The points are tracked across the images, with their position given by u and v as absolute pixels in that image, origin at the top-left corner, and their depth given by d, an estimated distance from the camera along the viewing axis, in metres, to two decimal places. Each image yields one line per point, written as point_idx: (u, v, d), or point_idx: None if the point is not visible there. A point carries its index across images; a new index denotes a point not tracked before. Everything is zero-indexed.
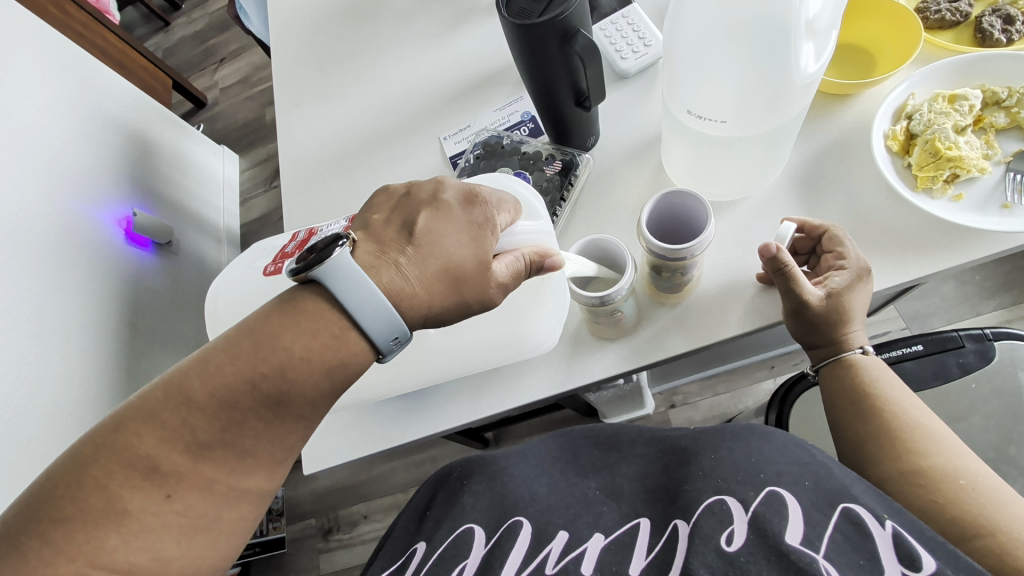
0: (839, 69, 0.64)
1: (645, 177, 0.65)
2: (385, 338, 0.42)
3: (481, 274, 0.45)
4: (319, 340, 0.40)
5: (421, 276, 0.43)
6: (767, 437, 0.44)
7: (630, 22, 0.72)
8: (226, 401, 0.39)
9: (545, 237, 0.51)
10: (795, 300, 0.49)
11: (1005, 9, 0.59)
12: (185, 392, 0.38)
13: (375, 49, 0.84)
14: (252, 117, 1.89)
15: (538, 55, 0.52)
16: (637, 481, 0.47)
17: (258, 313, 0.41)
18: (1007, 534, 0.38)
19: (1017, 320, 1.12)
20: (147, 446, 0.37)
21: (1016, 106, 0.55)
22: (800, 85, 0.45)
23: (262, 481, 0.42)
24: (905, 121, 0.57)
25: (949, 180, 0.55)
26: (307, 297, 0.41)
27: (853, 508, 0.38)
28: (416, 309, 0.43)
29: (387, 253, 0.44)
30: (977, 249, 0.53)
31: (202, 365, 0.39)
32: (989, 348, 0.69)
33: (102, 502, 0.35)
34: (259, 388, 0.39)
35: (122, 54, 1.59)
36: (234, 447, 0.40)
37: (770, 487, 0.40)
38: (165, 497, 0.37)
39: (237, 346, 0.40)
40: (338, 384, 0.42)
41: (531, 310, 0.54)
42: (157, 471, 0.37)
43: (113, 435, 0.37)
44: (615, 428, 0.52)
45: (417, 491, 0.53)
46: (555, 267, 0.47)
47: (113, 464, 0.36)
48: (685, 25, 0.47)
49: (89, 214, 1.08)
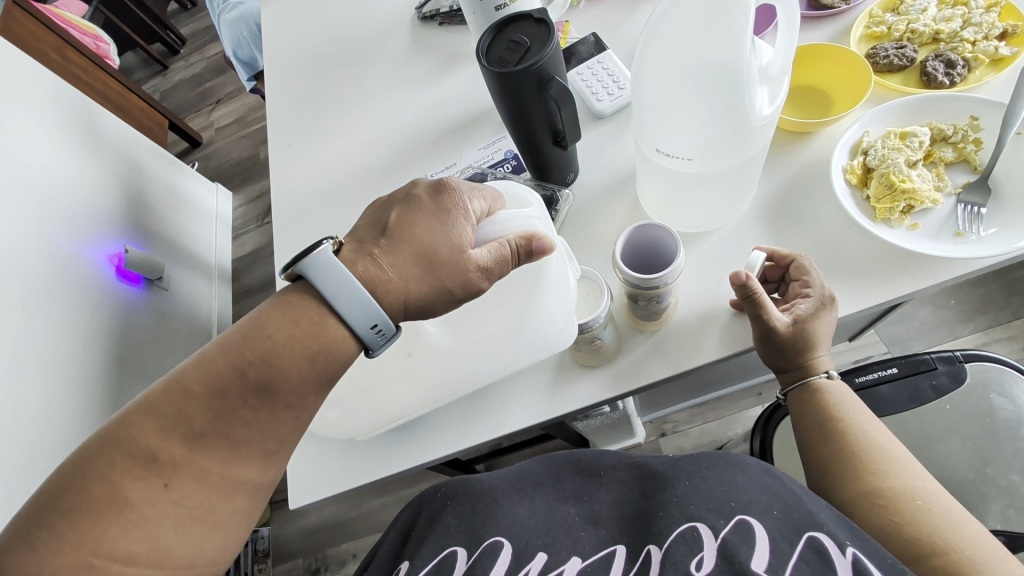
0: (799, 108, 0.69)
1: (624, 210, 0.68)
2: (362, 325, 0.43)
3: (456, 259, 0.45)
4: (299, 327, 0.42)
5: (395, 264, 0.45)
6: (742, 467, 0.46)
7: (605, 67, 0.76)
8: (218, 390, 0.41)
9: (533, 222, 0.49)
10: (764, 326, 0.51)
11: (947, 54, 0.64)
12: (182, 385, 0.41)
13: (365, 92, 0.89)
14: (246, 155, 1.94)
15: (517, 98, 0.56)
16: (618, 506, 0.48)
17: (250, 312, 0.43)
18: (959, 553, 0.40)
19: (993, 343, 1.15)
20: (147, 437, 0.39)
21: (962, 142, 0.60)
22: (759, 126, 0.49)
23: (256, 472, 0.43)
24: (862, 156, 0.61)
25: (905, 211, 0.58)
26: (293, 292, 0.44)
27: (818, 537, 0.40)
28: (393, 295, 0.45)
29: (363, 248, 0.46)
30: (933, 275, 0.55)
31: (199, 360, 0.41)
32: (960, 369, 0.72)
33: (105, 492, 0.37)
34: (246, 374, 0.41)
35: (119, 96, 1.64)
36: (228, 437, 0.41)
37: (739, 516, 0.42)
38: (163, 485, 0.39)
39: (230, 340, 0.42)
40: (323, 371, 0.43)
41: (537, 303, 0.51)
42: (155, 460, 0.39)
43: (116, 429, 0.39)
44: (596, 453, 0.52)
45: (400, 513, 0.52)
46: (544, 249, 0.45)
47: (115, 456, 0.38)
48: (649, 74, 0.51)
49: (80, 251, 1.09)
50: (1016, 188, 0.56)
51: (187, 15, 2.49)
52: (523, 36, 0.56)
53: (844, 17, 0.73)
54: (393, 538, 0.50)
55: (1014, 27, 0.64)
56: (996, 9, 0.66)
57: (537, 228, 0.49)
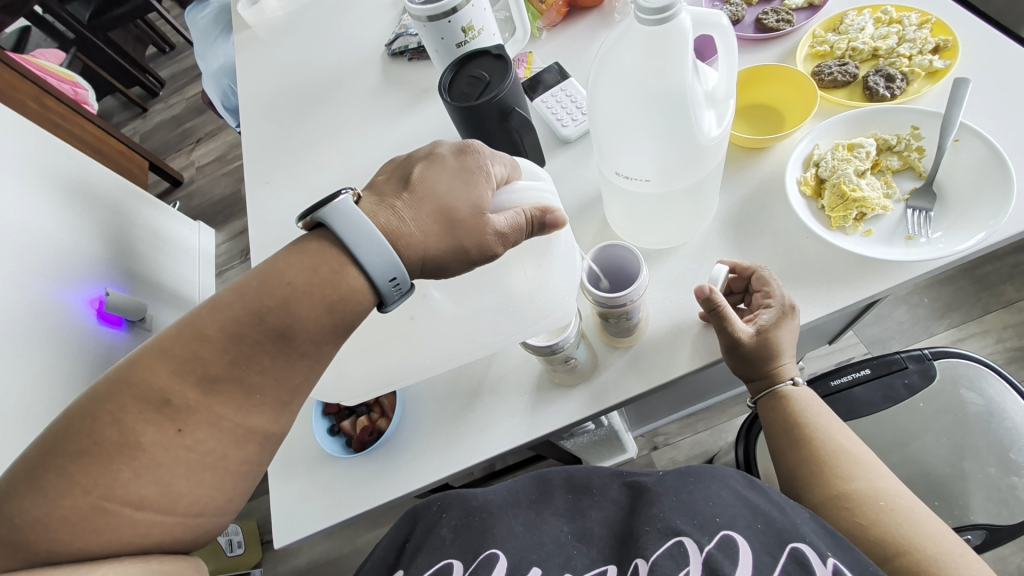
0: (753, 125, 0.72)
1: (593, 230, 0.70)
2: (382, 278, 0.41)
3: (477, 219, 0.44)
4: (319, 275, 0.39)
5: (416, 217, 0.43)
6: (726, 483, 0.48)
7: (569, 95, 0.79)
8: (234, 334, 0.38)
9: (546, 197, 0.49)
10: (729, 337, 0.53)
11: (886, 69, 0.68)
12: (198, 327, 0.38)
13: (339, 127, 0.91)
14: (228, 192, 1.95)
15: (480, 129, 0.59)
16: (610, 525, 0.48)
17: (267, 258, 0.40)
18: (921, 552, 0.44)
19: (968, 338, 1.18)
20: (160, 380, 0.37)
21: (905, 150, 0.63)
22: (709, 146, 0.52)
23: (268, 422, 0.41)
24: (814, 168, 0.64)
25: (858, 218, 0.61)
26: (312, 239, 0.41)
27: (800, 549, 0.41)
28: (413, 250, 0.43)
29: (384, 201, 0.44)
30: (889, 278, 0.58)
31: (215, 304, 0.39)
32: (930, 366, 0.73)
33: (117, 435, 0.36)
34: (265, 321, 0.38)
35: (98, 140, 1.66)
36: (243, 383, 0.39)
37: (724, 531, 0.43)
38: (176, 430, 0.37)
39: (247, 285, 0.39)
40: (341, 322, 0.41)
41: (540, 266, 0.50)
42: (169, 404, 0.37)
43: (127, 371, 0.37)
44: (587, 470, 0.54)
45: (394, 525, 0.52)
46: (557, 222, 0.46)
47: (127, 399, 0.36)
48: (602, 102, 0.53)
49: (60, 297, 1.08)
50: (958, 191, 0.59)
51: (166, 58, 2.53)
52: (483, 71, 0.59)
53: (789, 39, 0.78)
54: (387, 544, 0.51)
55: (946, 42, 0.68)
56: (928, 25, 0.70)
57: (549, 202, 0.48)
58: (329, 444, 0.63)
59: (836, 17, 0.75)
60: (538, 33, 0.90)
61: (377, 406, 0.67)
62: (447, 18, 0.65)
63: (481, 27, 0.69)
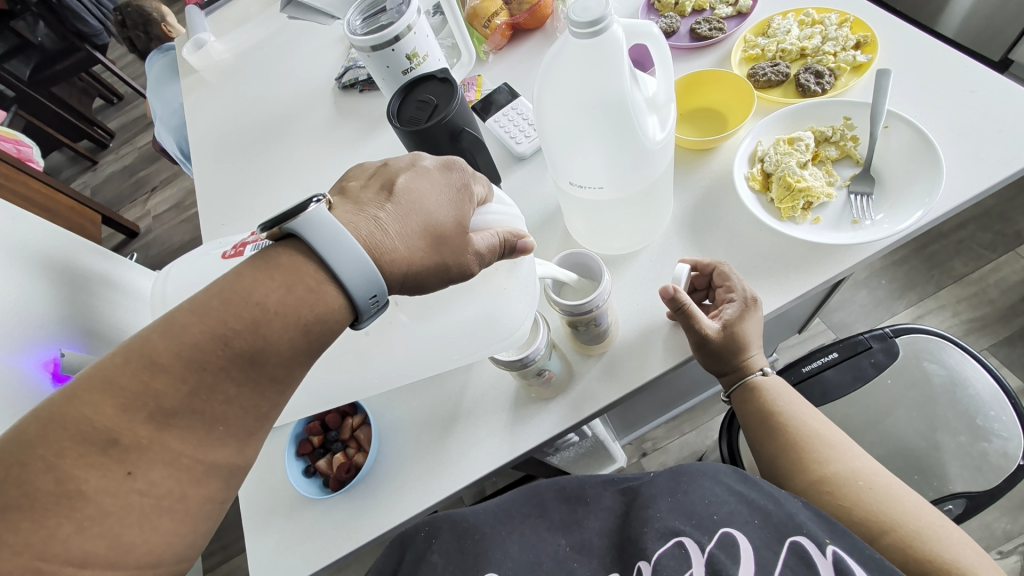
0: (697, 127, 0.75)
1: (556, 241, 0.71)
2: (362, 294, 0.39)
3: (460, 237, 0.44)
4: (294, 294, 0.37)
5: (401, 232, 0.42)
6: (717, 478, 0.48)
7: (519, 113, 0.80)
8: (196, 362, 0.35)
9: (515, 221, 0.51)
10: (697, 334, 0.54)
11: (814, 66, 0.72)
12: (149, 354, 0.35)
13: (294, 162, 0.90)
14: (188, 238, 1.91)
15: (432, 151, 0.60)
16: (608, 534, 0.46)
17: (228, 273, 0.38)
18: (904, 528, 0.45)
19: (927, 314, 1.22)
20: (104, 417, 0.33)
21: (841, 140, 0.66)
22: (655, 149, 0.53)
23: (232, 454, 0.38)
24: (759, 164, 0.66)
25: (806, 208, 0.63)
26: (282, 252, 0.39)
27: (800, 541, 0.41)
28: (397, 265, 0.42)
29: (365, 210, 0.43)
30: (841, 262, 0.60)
31: (168, 327, 0.36)
32: (893, 344, 0.76)
33: (53, 484, 0.32)
34: (230, 345, 0.36)
35: (44, 198, 1.60)
36: (204, 415, 0.36)
37: (722, 529, 0.43)
38: (126, 473, 0.33)
39: (206, 304, 0.36)
40: (315, 343, 0.39)
41: (494, 280, 0.50)
42: (116, 445, 0.33)
43: (62, 408, 0.33)
44: (580, 479, 0.51)
45: (378, 558, 0.48)
46: (528, 248, 0.47)
47: (64, 441, 0.32)
48: (548, 115, 0.54)
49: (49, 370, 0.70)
50: (894, 173, 0.62)
51: (115, 109, 2.49)
52: (430, 95, 0.60)
53: (722, 46, 0.82)
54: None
55: (865, 38, 0.73)
56: (847, 24, 0.75)
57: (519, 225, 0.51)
58: (305, 486, 0.61)
59: (764, 22, 0.80)
60: (484, 56, 0.92)
61: (353, 442, 0.65)
62: (390, 46, 0.66)
63: (425, 53, 0.70)
